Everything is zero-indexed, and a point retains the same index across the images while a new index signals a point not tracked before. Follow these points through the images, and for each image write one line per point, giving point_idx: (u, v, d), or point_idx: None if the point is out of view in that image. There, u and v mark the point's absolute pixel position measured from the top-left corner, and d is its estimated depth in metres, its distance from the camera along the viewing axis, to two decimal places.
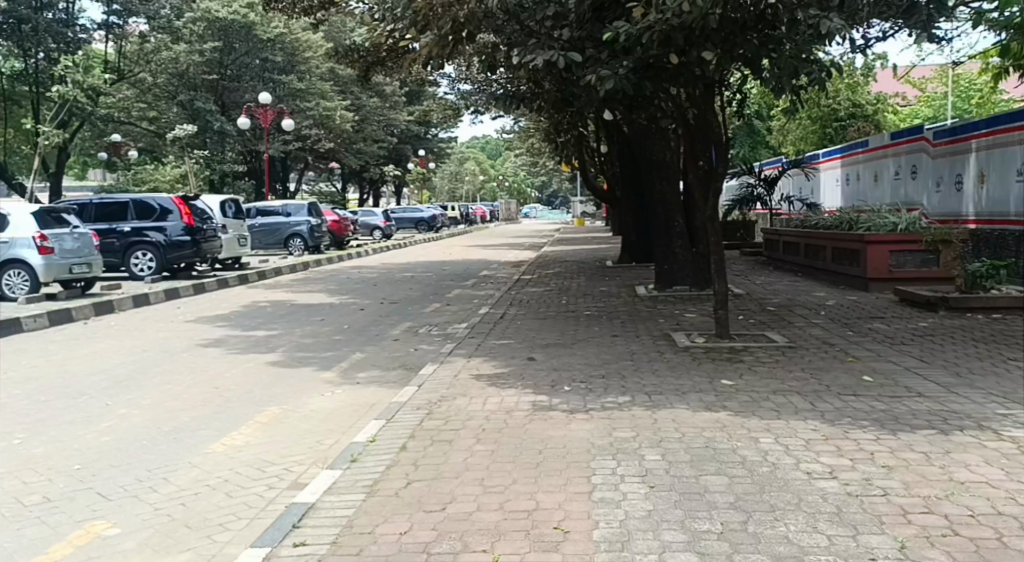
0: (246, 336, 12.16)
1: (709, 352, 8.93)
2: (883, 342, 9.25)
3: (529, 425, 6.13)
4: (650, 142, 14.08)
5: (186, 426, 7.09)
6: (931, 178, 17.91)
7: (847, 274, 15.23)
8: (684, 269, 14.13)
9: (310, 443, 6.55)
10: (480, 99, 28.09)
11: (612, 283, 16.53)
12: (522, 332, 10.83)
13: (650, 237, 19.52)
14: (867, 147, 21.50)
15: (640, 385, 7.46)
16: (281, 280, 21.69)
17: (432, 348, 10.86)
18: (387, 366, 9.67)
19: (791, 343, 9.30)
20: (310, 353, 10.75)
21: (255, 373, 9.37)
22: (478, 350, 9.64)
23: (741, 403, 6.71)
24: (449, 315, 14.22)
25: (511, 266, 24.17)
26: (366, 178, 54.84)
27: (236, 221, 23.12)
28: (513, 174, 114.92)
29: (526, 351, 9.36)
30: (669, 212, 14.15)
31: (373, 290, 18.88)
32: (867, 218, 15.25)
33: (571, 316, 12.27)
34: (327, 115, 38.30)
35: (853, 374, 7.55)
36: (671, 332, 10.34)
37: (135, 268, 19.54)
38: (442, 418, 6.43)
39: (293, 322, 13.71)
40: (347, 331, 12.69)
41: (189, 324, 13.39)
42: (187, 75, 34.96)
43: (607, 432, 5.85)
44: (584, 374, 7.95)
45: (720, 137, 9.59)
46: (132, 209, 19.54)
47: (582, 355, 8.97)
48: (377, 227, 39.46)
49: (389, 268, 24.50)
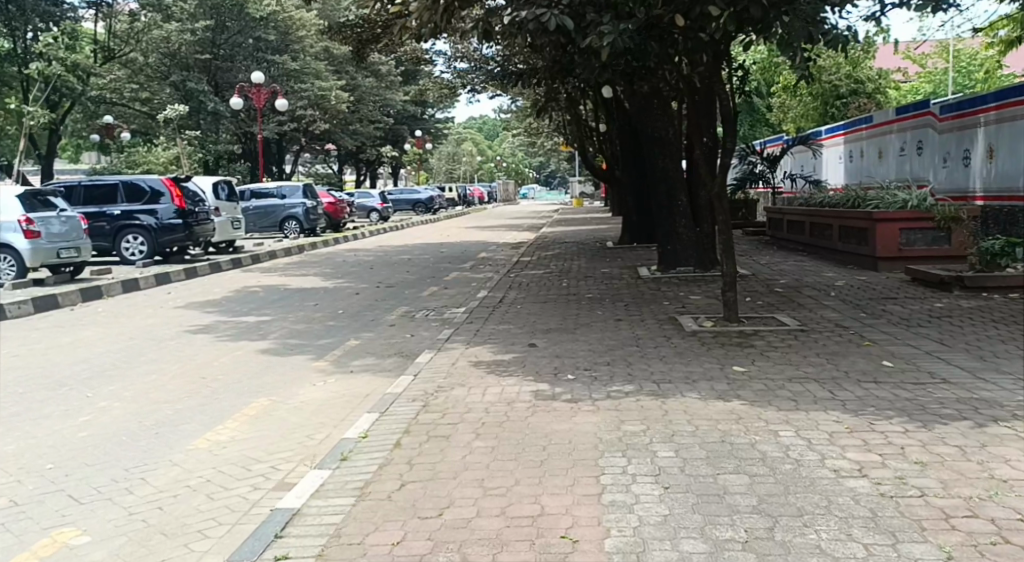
0: (237, 322, 11.77)
1: (718, 336, 8.55)
2: (899, 324, 8.87)
3: (531, 418, 5.75)
4: (652, 119, 13.78)
5: (170, 419, 6.72)
6: (937, 153, 17.51)
7: (855, 253, 14.84)
8: (688, 249, 13.70)
9: (298, 439, 6.18)
10: (478, 77, 27.58)
11: (613, 265, 16.14)
12: (522, 317, 10.44)
13: (651, 219, 19.10)
14: (871, 123, 21.06)
15: (648, 372, 7.08)
16: (276, 264, 21.28)
17: (429, 335, 10.48)
18: (382, 354, 9.30)
19: (803, 327, 8.92)
20: (303, 340, 10.37)
21: (245, 362, 8.99)
22: (476, 336, 9.25)
23: (755, 391, 6.33)
24: (447, 299, 13.83)
25: (510, 248, 23.79)
26: (363, 159, 54.34)
27: (229, 204, 22.69)
28: (511, 154, 114.27)
29: (526, 337, 8.97)
30: (672, 191, 13.77)
31: (368, 273, 18.48)
32: (875, 195, 14.85)
33: (572, 299, 11.88)
34: (322, 95, 37.75)
35: (871, 359, 7.18)
36: (677, 316, 9.95)
37: (126, 252, 19.12)
38: (438, 411, 6.06)
39: (286, 306, 13.32)
40: (342, 316, 12.31)
41: (178, 310, 13.00)
42: (180, 55, 34.70)
43: (615, 426, 5.47)
44: (589, 361, 7.57)
45: (728, 109, 9.15)
46: (123, 192, 19.10)
47: (585, 341, 8.59)
48: (374, 209, 39.06)
49: (386, 251, 24.12)
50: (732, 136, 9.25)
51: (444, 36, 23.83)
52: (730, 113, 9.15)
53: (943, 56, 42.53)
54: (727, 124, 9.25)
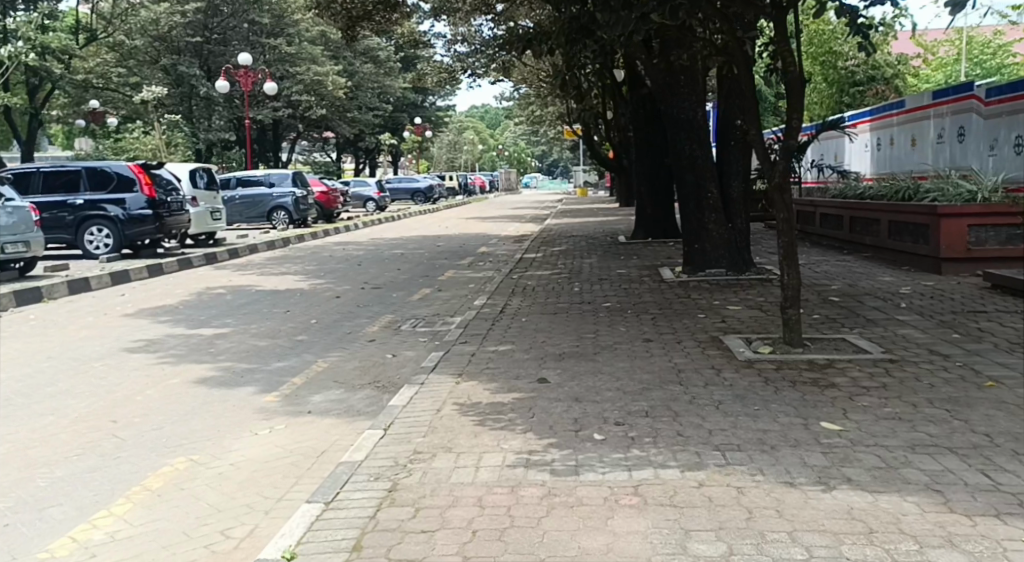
0: (188, 336, 9.81)
1: (784, 371, 6.56)
2: (1012, 353, 6.96)
3: (548, 523, 3.82)
4: (676, 96, 11.75)
5: (35, 499, 4.82)
6: (982, 142, 15.53)
7: (911, 253, 12.89)
8: (717, 249, 11.78)
9: (206, 539, 4.25)
10: (482, 58, 25.72)
11: (630, 264, 14.19)
12: (528, 335, 8.49)
13: (667, 210, 17.11)
14: (903, 108, 19.00)
15: (706, 430, 5.13)
16: (255, 259, 19.30)
17: (413, 356, 8.55)
18: (352, 386, 7.39)
19: (889, 354, 7.00)
20: (262, 362, 8.44)
21: (176, 398, 7.03)
22: (469, 365, 7.29)
23: (873, 467, 4.39)
24: (439, 306, 11.88)
25: (512, 241, 21.86)
26: (360, 147, 52.33)
27: (207, 193, 20.71)
28: (513, 144, 112.15)
29: (534, 368, 7.00)
30: (700, 180, 11.78)
31: (354, 271, 16.59)
32: (934, 187, 12.95)
33: (588, 309, 9.90)
34: (318, 81, 35.64)
35: (1012, 411, 5.30)
36: (721, 336, 7.99)
37: (90, 246, 17.10)
38: (406, 504, 4.12)
39: (251, 315, 11.39)
40: (315, 328, 10.41)
41: (123, 318, 11.06)
42: (171, 37, 32.95)
43: (679, 544, 3.56)
44: (620, 411, 5.62)
45: (796, 76, 7.17)
46: (86, 179, 17.11)
47: (609, 376, 6.61)
48: (370, 199, 37.11)
49: (378, 245, 22.20)
50: (800, 112, 7.23)
51: (443, 17, 21.97)
52: (800, 81, 7.16)
53: (958, 42, 40.58)
54: (793, 94, 7.22)
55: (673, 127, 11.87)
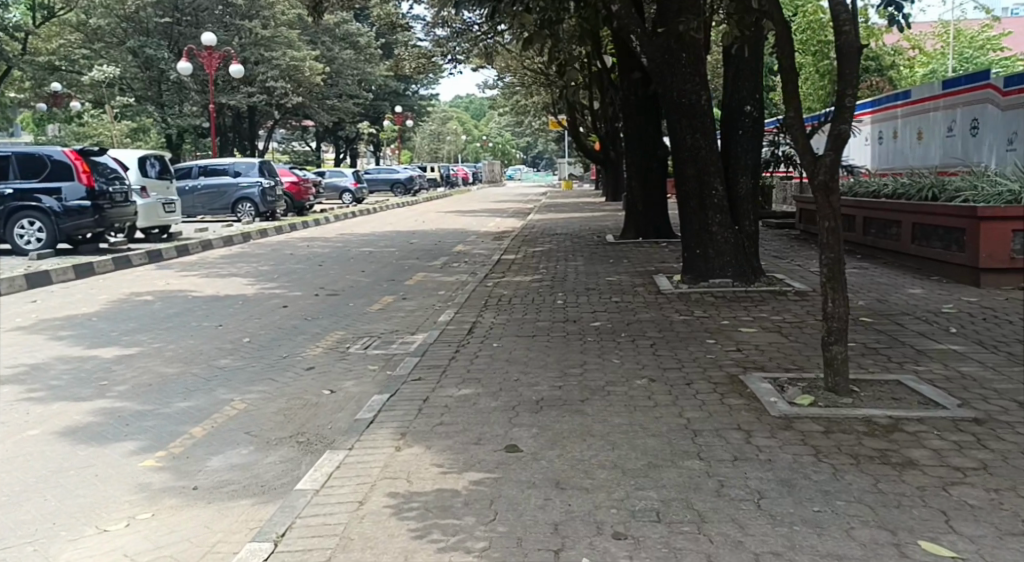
0: (83, 359, 8.00)
1: (837, 436, 4.90)
2: None
3: None
4: (677, 77, 9.86)
5: None
6: (1000, 136, 13.90)
7: (941, 260, 11.24)
8: (723, 256, 10.09)
9: None
10: (463, 40, 23.86)
11: (619, 269, 12.46)
12: (496, 370, 6.72)
13: (656, 207, 15.37)
14: (908, 99, 17.33)
15: (752, 555, 3.48)
16: (206, 256, 17.44)
17: (354, 392, 6.81)
18: (266, 442, 5.63)
19: (970, 409, 5.33)
20: (164, 399, 6.65)
21: (23, 460, 5.27)
22: (417, 417, 5.54)
23: None
24: (400, 321, 10.10)
25: (492, 239, 20.06)
26: (340, 136, 50.25)
27: (160, 182, 18.75)
28: (499, 135, 110.16)
29: (504, 426, 5.25)
30: (704, 175, 9.99)
31: (314, 273, 14.80)
32: (967, 186, 11.28)
33: (572, 332, 8.11)
34: (295, 66, 33.53)
35: None
36: (743, 376, 6.26)
37: (19, 240, 15.09)
38: None
39: (175, 329, 9.58)
40: (247, 347, 8.64)
41: (14, 333, 9.17)
42: (138, 18, 30.94)
43: None
44: (623, 510, 3.90)
45: (850, 40, 5.45)
46: (16, 166, 15.08)
47: (603, 442, 4.89)
48: (347, 190, 35.18)
49: (347, 241, 20.43)
50: (854, 88, 5.51)
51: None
52: (854, 48, 5.45)
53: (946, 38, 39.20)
54: (846, 65, 5.50)
55: (671, 112, 10.07)
